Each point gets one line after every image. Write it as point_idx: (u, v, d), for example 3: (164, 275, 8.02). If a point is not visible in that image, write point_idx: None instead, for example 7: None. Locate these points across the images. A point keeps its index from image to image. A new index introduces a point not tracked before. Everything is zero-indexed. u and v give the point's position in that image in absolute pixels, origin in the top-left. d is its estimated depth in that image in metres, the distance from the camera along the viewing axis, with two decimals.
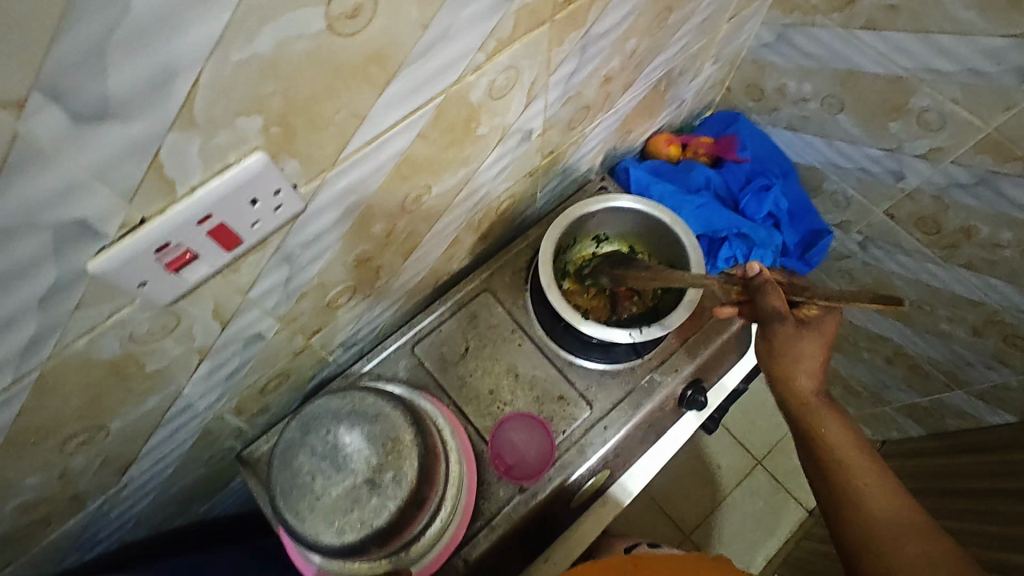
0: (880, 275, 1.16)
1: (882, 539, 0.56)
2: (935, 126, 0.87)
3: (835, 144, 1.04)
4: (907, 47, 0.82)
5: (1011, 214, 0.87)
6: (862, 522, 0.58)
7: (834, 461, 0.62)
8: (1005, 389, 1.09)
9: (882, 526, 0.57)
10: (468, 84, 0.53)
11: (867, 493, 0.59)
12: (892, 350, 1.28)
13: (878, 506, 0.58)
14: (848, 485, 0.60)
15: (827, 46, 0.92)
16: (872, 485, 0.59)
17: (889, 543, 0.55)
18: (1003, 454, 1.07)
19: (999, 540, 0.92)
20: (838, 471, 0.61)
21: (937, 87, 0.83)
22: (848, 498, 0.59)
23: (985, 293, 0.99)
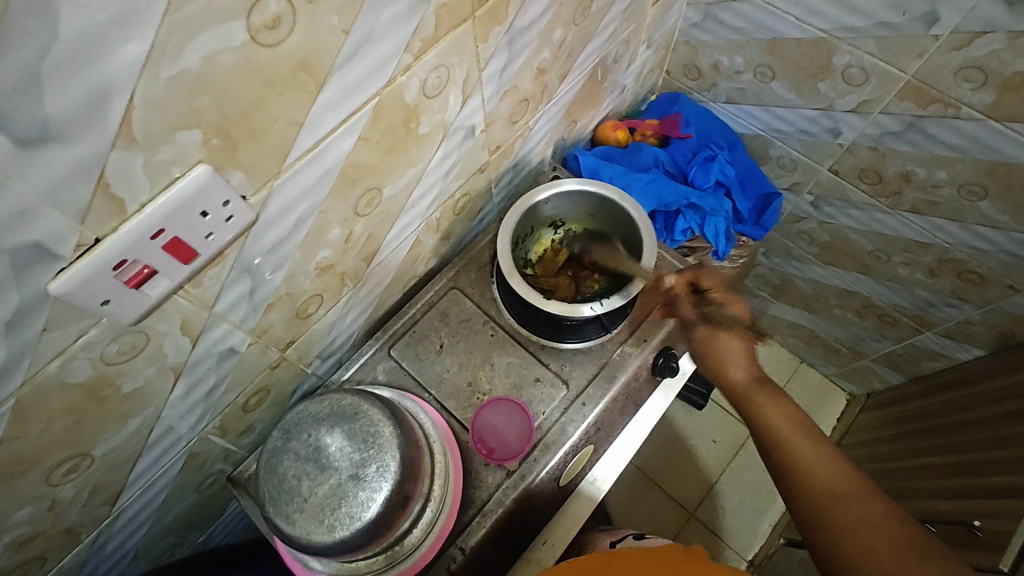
0: (836, 231, 1.20)
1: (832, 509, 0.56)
2: (860, 81, 0.92)
3: (773, 111, 1.08)
4: (821, 10, 0.87)
5: (942, 154, 0.92)
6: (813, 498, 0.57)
7: (780, 440, 0.62)
8: (969, 324, 1.14)
9: (830, 497, 0.56)
10: (400, 85, 0.56)
11: (812, 466, 0.59)
12: (859, 303, 1.32)
13: (826, 477, 0.58)
14: (795, 463, 0.60)
15: (749, 18, 0.97)
16: (816, 458, 0.60)
17: (832, 509, 0.56)
18: (977, 388, 1.11)
19: (980, 467, 0.95)
20: (783, 448, 0.62)
21: (855, 43, 0.88)
22: (797, 476, 0.59)
23: (933, 234, 1.04)
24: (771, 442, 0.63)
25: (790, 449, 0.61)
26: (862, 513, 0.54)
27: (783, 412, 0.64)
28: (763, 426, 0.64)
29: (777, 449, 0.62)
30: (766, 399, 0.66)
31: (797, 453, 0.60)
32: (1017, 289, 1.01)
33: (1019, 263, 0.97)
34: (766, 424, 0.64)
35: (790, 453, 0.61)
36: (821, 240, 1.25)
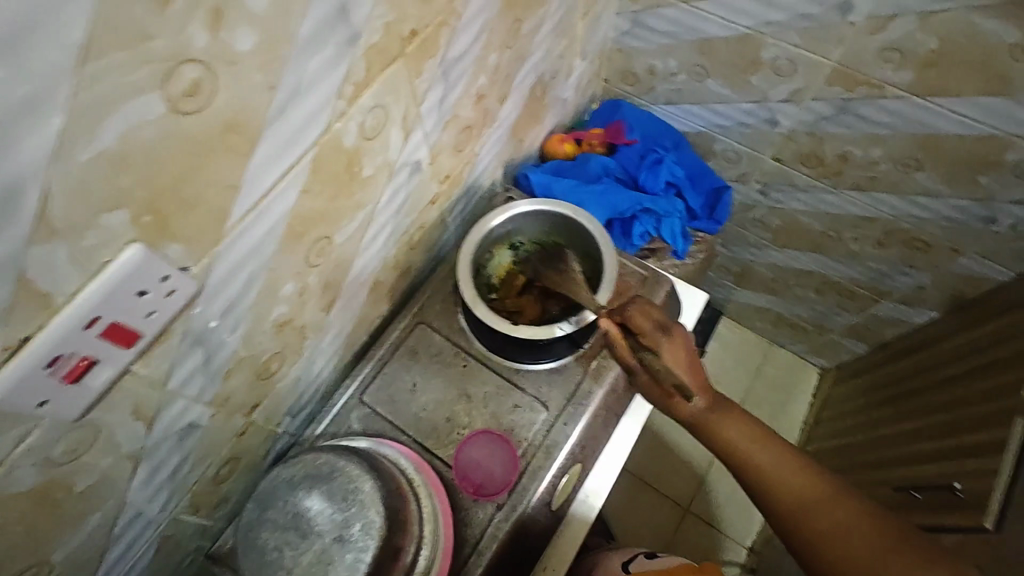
0: (787, 215, 1.23)
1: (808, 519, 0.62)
2: (789, 71, 0.95)
3: (711, 108, 1.11)
4: (743, 8, 0.90)
5: (874, 132, 0.95)
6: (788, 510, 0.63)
7: (742, 457, 0.68)
8: (922, 289, 1.18)
9: (802, 506, 0.63)
10: (338, 131, 0.55)
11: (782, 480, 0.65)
12: (817, 281, 1.36)
13: (792, 486, 0.64)
14: (767, 480, 0.66)
15: (676, 22, 0.99)
16: (779, 469, 0.66)
17: (805, 515, 0.62)
18: (938, 349, 1.15)
19: (952, 427, 0.98)
20: (752, 465, 0.67)
21: (779, 37, 0.91)
22: (771, 491, 0.65)
23: (877, 208, 1.08)
24: (741, 463, 0.68)
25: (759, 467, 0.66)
26: (831, 516, 0.61)
27: (741, 430, 0.69)
28: (724, 447, 0.69)
29: (745, 467, 0.67)
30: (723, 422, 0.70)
31: (759, 466, 0.66)
32: (960, 251, 1.05)
33: (958, 227, 1.01)
34: (733, 447, 0.69)
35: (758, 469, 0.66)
36: (774, 225, 1.28)
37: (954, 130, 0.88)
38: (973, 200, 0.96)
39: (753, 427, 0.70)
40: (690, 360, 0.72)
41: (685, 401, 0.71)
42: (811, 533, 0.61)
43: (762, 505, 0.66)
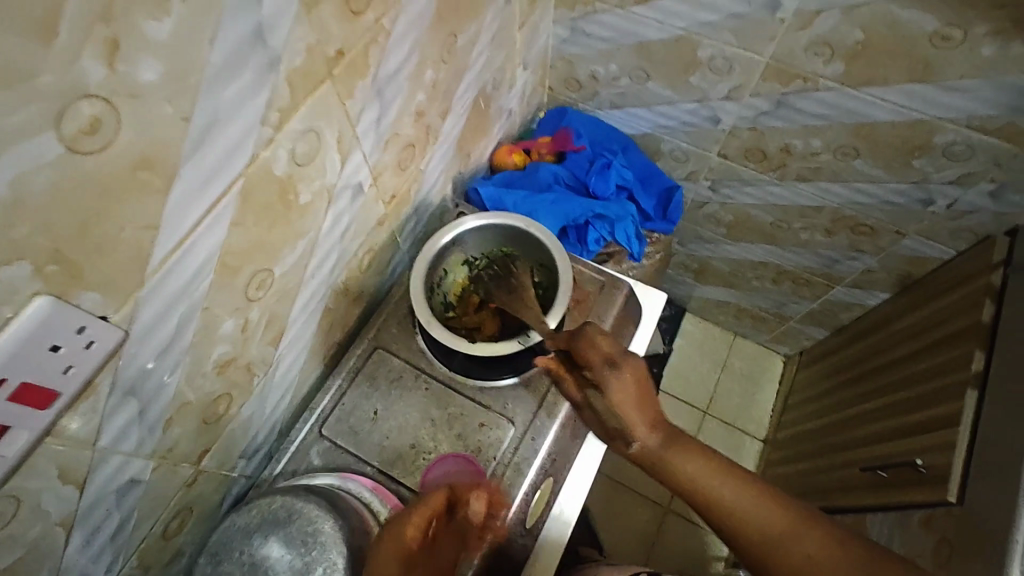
0: (738, 210, 1.26)
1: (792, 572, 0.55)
2: (725, 70, 0.97)
3: (656, 109, 1.12)
4: (677, 11, 0.91)
5: (812, 124, 0.98)
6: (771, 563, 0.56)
7: (701, 494, 0.60)
8: (871, 272, 1.22)
9: (770, 543, 0.56)
10: (266, 159, 0.52)
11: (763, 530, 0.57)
12: (773, 271, 1.39)
13: (761, 520, 0.57)
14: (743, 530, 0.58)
15: (613, 27, 1.00)
16: (743, 502, 0.58)
17: (778, 553, 0.56)
18: (891, 330, 1.19)
19: (909, 403, 1.01)
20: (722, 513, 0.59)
21: (713, 37, 0.93)
22: (741, 534, 0.58)
23: (822, 197, 1.10)
24: (711, 509, 0.60)
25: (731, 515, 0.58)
26: (817, 545, 0.55)
27: (709, 466, 0.61)
28: (681, 485, 0.61)
29: (716, 515, 0.59)
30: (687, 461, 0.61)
31: (721, 501, 0.59)
32: (904, 233, 1.08)
33: (898, 210, 1.05)
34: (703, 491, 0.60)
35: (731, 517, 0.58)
36: (726, 220, 1.30)
37: (885, 117, 0.90)
38: (909, 183, 0.99)
39: (709, 456, 0.62)
40: (636, 386, 0.65)
41: (633, 434, 0.64)
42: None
43: (735, 548, 0.59)
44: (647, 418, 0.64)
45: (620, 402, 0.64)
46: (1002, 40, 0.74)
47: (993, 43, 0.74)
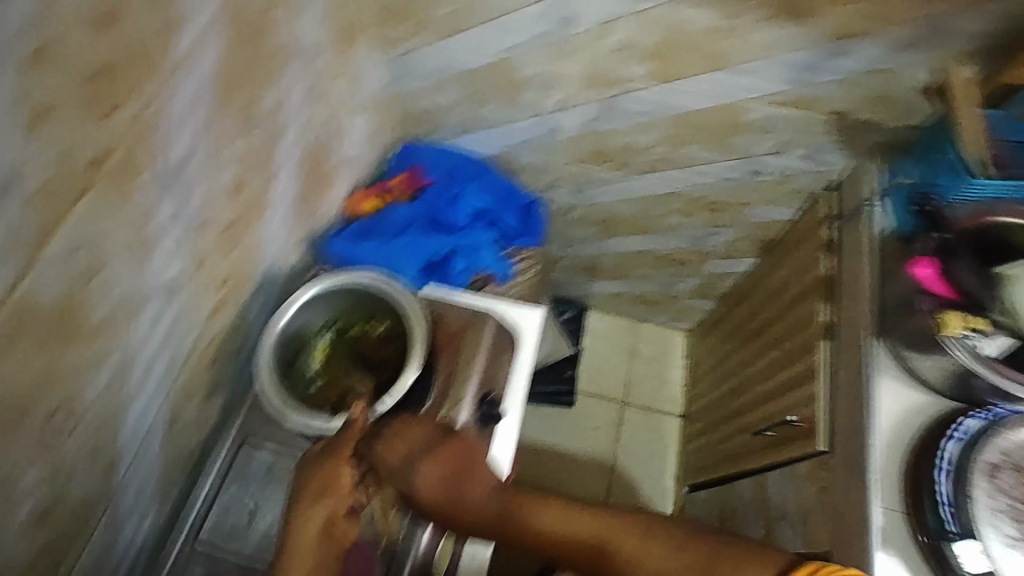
0: (602, 209, 1.30)
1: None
2: (548, 85, 1.00)
3: (500, 129, 1.14)
4: (487, 37, 0.94)
5: (639, 121, 1.03)
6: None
7: (536, 530, 0.71)
8: (732, 243, 1.30)
9: (598, 550, 0.68)
10: (31, 288, 0.48)
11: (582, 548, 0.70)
12: (651, 258, 1.45)
13: (582, 533, 0.69)
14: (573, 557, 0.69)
15: (434, 60, 1.02)
16: (566, 522, 0.70)
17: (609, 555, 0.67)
18: (761, 293, 1.27)
19: (782, 361, 1.08)
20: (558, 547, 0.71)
21: (528, 56, 0.95)
22: (573, 554, 0.69)
23: (669, 185, 1.16)
24: (551, 544, 0.71)
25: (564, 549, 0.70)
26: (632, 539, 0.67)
27: (551, 512, 0.72)
28: (521, 531, 0.71)
29: (550, 546, 0.71)
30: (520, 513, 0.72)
31: (550, 531, 0.70)
32: (748, 204, 1.15)
33: (736, 184, 1.12)
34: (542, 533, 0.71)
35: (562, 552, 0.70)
36: (595, 220, 1.35)
37: (699, 105, 0.96)
38: (737, 160, 1.05)
39: (531, 496, 0.73)
40: (448, 463, 0.73)
41: (467, 505, 0.71)
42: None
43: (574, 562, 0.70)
44: (470, 488, 0.72)
45: (440, 480, 0.71)
46: (771, 25, 0.80)
47: (763, 29, 0.81)
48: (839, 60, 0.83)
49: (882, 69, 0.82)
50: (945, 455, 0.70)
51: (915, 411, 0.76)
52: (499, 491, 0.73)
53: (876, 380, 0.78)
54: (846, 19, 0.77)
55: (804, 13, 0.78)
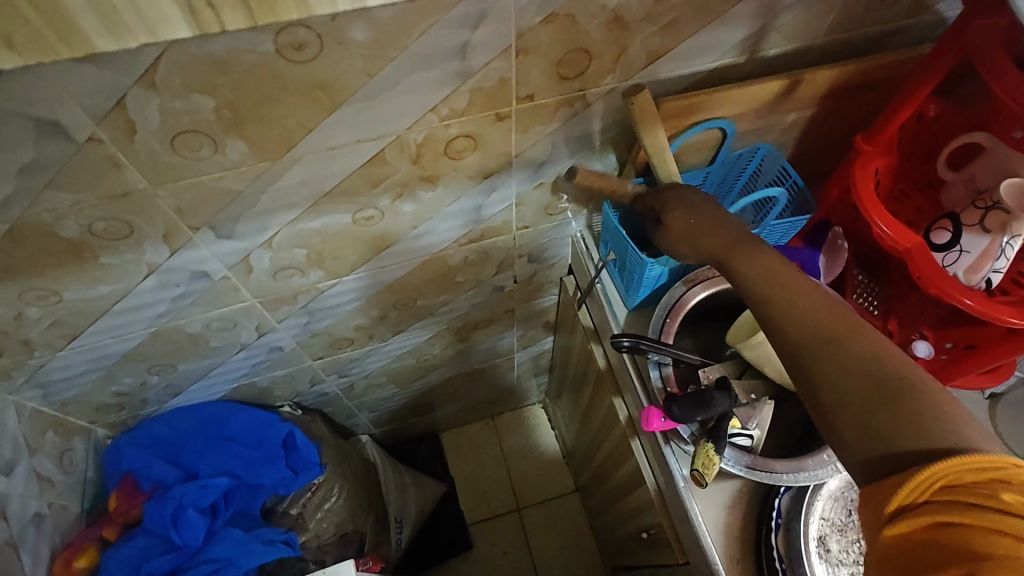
0: (382, 371, 1.17)
1: (914, 396, 0.45)
2: (230, 324, 0.84)
3: (215, 375, 0.95)
4: (120, 323, 0.76)
5: (352, 306, 0.91)
6: (876, 389, 0.46)
7: (758, 295, 0.55)
8: (523, 334, 1.24)
9: (817, 333, 0.51)
10: None
11: (859, 344, 0.49)
12: (464, 374, 1.35)
13: (821, 318, 0.51)
14: (854, 376, 0.47)
15: (77, 363, 0.80)
16: (797, 301, 0.53)
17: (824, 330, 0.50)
18: (570, 370, 1.22)
19: (612, 450, 1.02)
20: (799, 345, 0.51)
21: (185, 314, 0.78)
22: (779, 306, 0.54)
23: (428, 328, 1.06)
24: (810, 344, 0.50)
25: (832, 370, 0.48)
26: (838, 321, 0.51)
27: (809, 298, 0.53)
28: (788, 318, 0.53)
29: (801, 342, 0.51)
30: (774, 290, 0.55)
31: (780, 301, 0.54)
32: (512, 308, 1.10)
33: (490, 301, 1.05)
34: (840, 338, 0.49)
35: (824, 375, 0.48)
36: (383, 380, 1.21)
37: (401, 273, 0.87)
38: (473, 287, 0.98)
39: (816, 308, 0.52)
40: None
41: None
42: (964, 441, 0.42)
43: (795, 341, 0.51)
44: None
45: None
46: (411, 197, 0.71)
47: (404, 203, 0.72)
48: (500, 192, 0.76)
49: (543, 183, 0.78)
50: (776, 553, 0.63)
51: (738, 506, 0.69)
52: (791, 319, 0.52)
53: (688, 494, 0.69)
54: (477, 165, 0.70)
55: (434, 177, 0.69)
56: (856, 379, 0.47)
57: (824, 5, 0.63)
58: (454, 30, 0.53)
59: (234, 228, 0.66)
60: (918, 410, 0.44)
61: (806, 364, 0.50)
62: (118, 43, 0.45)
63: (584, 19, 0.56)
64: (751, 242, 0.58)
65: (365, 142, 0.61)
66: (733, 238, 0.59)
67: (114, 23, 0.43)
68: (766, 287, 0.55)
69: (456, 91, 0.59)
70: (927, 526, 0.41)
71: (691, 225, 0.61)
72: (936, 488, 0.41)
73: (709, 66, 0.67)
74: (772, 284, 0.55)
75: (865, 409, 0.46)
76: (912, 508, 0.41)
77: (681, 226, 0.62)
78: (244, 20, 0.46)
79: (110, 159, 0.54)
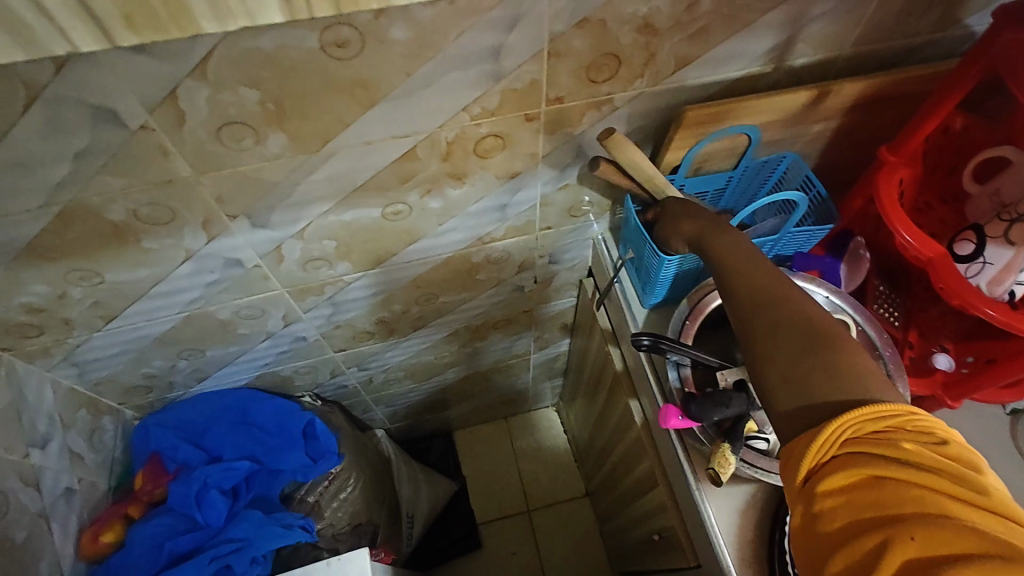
0: (400, 366, 1.19)
1: (833, 349, 0.48)
2: (258, 312, 0.87)
3: (240, 362, 0.98)
4: (155, 306, 0.79)
5: (376, 299, 0.93)
6: (803, 343, 0.49)
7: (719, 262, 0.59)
8: (541, 335, 1.25)
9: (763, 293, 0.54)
10: None
11: (798, 306, 0.52)
12: (480, 373, 1.37)
13: (767, 282, 0.55)
14: (786, 329, 0.50)
15: (113, 343, 0.84)
16: (749, 268, 0.57)
17: (769, 292, 0.54)
18: (586, 373, 1.23)
19: (626, 454, 1.02)
20: (745, 303, 0.54)
21: (217, 301, 0.81)
22: (735, 272, 0.57)
23: (448, 324, 1.08)
24: (756, 301, 0.54)
25: (767, 325, 0.51)
26: (782, 287, 0.54)
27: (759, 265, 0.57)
28: (740, 282, 0.56)
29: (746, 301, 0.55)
30: (736, 260, 0.58)
31: (736, 267, 0.58)
32: (531, 308, 1.12)
33: (510, 300, 1.07)
34: (779, 298, 0.53)
35: (760, 329, 0.52)
36: (401, 375, 1.23)
37: (424, 268, 0.89)
38: (494, 286, 1.00)
39: (765, 274, 0.56)
40: None
41: None
42: (870, 395, 0.46)
43: (741, 300, 0.55)
44: None
45: None
46: (439, 194, 0.73)
47: (432, 199, 0.74)
48: (524, 193, 0.78)
49: (567, 185, 0.80)
50: (790, 557, 0.64)
51: (752, 510, 0.69)
52: (743, 282, 0.56)
53: (702, 496, 0.70)
54: (504, 165, 0.72)
55: (462, 175, 0.71)
56: (787, 333, 0.50)
57: (852, 17, 0.64)
58: (490, 32, 0.55)
59: (270, 218, 0.69)
60: (837, 363, 0.47)
61: (747, 320, 0.53)
62: (220, 26, 0.47)
63: (615, 25, 0.58)
64: (722, 223, 0.63)
65: (398, 139, 0.63)
66: (702, 227, 0.63)
67: (220, 7, 0.46)
68: (731, 257, 0.59)
69: (488, 91, 0.61)
70: (841, 489, 0.43)
71: (678, 216, 0.66)
72: (846, 442, 0.44)
73: (735, 74, 0.68)
74: (736, 255, 0.59)
75: (791, 360, 0.49)
76: (822, 472, 0.44)
77: (671, 216, 0.67)
78: (330, 9, 0.48)
79: (158, 147, 0.56)
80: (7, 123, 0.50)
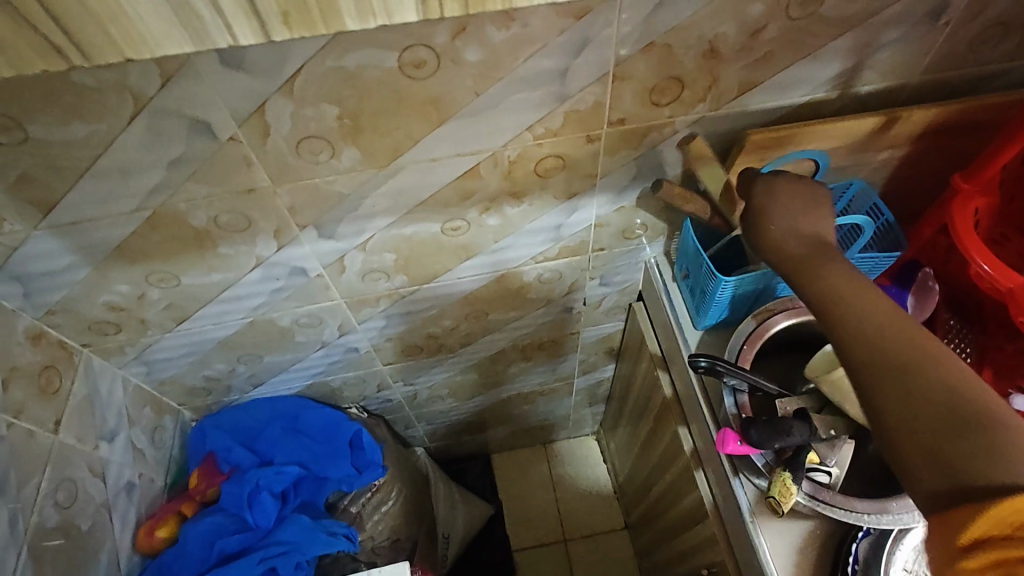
0: (445, 383, 1.20)
1: (991, 429, 0.39)
2: (316, 321, 0.90)
3: (295, 369, 1.01)
4: (223, 311, 0.83)
5: (427, 314, 0.95)
6: (948, 417, 0.41)
7: (824, 305, 0.51)
8: (586, 359, 1.24)
9: (888, 349, 0.45)
10: None
11: (938, 367, 0.43)
12: (522, 395, 1.36)
13: (892, 337, 0.46)
14: (928, 404, 0.42)
15: (181, 344, 0.88)
16: (866, 316, 0.48)
17: (896, 348, 0.45)
18: (630, 400, 1.21)
19: (671, 484, 1.00)
20: (866, 362, 0.46)
21: (279, 308, 0.85)
22: (848, 320, 0.49)
23: (494, 343, 1.09)
24: (880, 361, 0.45)
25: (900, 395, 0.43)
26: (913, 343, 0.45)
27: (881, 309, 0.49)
28: (859, 334, 0.47)
29: (868, 359, 0.46)
30: (849, 302, 0.50)
31: (849, 312, 0.49)
32: (577, 330, 1.11)
33: (557, 322, 1.07)
34: (913, 360, 0.44)
35: (889, 399, 0.43)
36: (444, 392, 1.24)
37: (476, 285, 0.90)
38: (543, 306, 1.01)
39: (888, 327, 0.47)
40: None
41: None
42: None
43: (862, 358, 0.46)
44: None
45: None
46: (497, 212, 0.75)
47: (490, 217, 0.76)
48: (580, 214, 0.79)
49: (623, 207, 0.80)
50: None
51: (810, 547, 0.66)
52: (862, 332, 0.48)
53: (756, 528, 0.67)
54: (562, 185, 0.73)
55: (520, 194, 0.73)
56: (926, 401, 0.42)
57: (923, 43, 0.64)
58: (558, 56, 0.57)
59: (336, 229, 0.72)
60: (998, 442, 0.39)
61: (870, 389, 0.45)
62: (361, 25, 0.50)
63: (681, 49, 0.59)
64: (833, 253, 0.56)
65: (463, 156, 0.66)
66: (811, 249, 0.56)
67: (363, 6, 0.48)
68: (840, 294, 0.51)
69: (552, 113, 0.63)
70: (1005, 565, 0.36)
71: (768, 235, 0.59)
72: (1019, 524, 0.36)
73: (799, 100, 0.68)
74: (847, 295, 0.50)
75: (936, 437, 0.41)
76: (981, 546, 0.37)
77: (766, 234, 0.59)
78: (458, 8, 0.50)
79: (242, 158, 0.60)
80: (112, 132, 0.55)
